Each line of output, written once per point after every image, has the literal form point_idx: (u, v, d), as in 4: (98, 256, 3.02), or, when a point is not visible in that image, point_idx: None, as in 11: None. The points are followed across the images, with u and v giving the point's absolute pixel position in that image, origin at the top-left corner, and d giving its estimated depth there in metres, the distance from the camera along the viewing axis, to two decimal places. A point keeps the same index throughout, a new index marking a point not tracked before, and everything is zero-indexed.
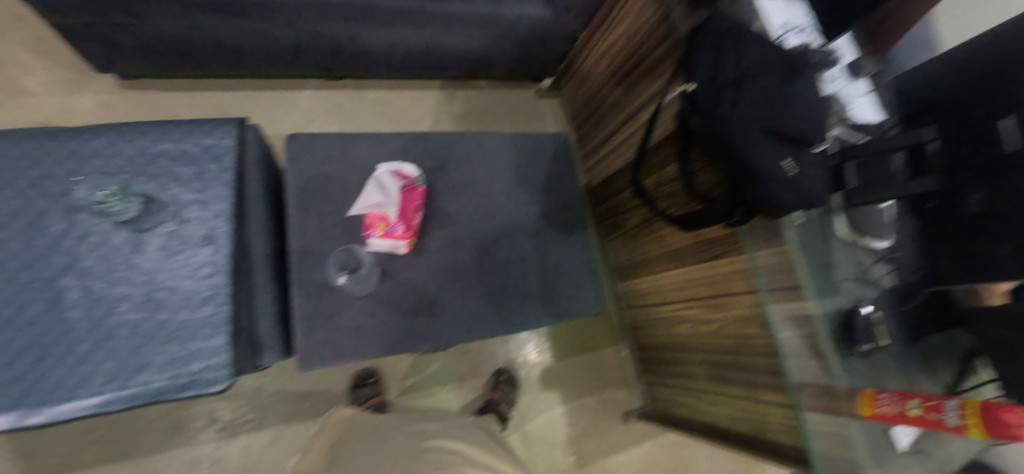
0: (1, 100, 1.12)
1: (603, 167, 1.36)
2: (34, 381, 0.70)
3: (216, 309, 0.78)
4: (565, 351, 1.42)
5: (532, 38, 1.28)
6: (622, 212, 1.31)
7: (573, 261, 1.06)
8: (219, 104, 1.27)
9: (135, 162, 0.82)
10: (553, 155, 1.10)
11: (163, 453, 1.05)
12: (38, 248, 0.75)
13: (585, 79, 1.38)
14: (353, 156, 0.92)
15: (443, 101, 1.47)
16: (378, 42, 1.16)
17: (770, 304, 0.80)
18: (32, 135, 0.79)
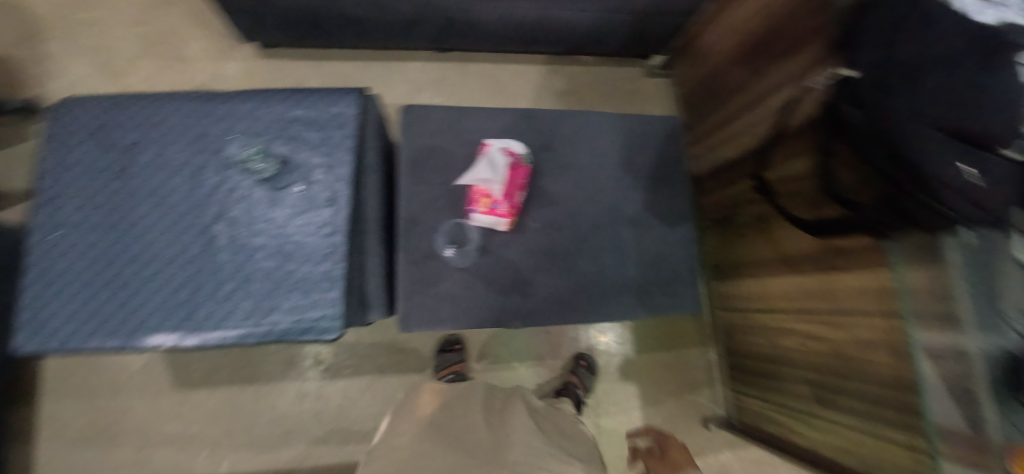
0: (170, 65, 1.30)
1: (714, 155, 1.25)
2: (192, 309, 0.83)
3: (333, 266, 0.86)
4: (648, 345, 1.38)
5: (648, 12, 1.19)
6: (730, 207, 1.20)
7: (673, 255, 1.00)
8: (339, 73, 1.36)
9: (274, 125, 0.90)
10: (662, 140, 1.04)
11: (278, 384, 1.20)
12: (199, 197, 0.87)
13: (704, 58, 1.27)
14: (462, 130, 0.94)
15: (546, 76, 1.44)
16: (489, 15, 1.16)
17: (918, 332, 0.72)
18: (197, 98, 0.91)
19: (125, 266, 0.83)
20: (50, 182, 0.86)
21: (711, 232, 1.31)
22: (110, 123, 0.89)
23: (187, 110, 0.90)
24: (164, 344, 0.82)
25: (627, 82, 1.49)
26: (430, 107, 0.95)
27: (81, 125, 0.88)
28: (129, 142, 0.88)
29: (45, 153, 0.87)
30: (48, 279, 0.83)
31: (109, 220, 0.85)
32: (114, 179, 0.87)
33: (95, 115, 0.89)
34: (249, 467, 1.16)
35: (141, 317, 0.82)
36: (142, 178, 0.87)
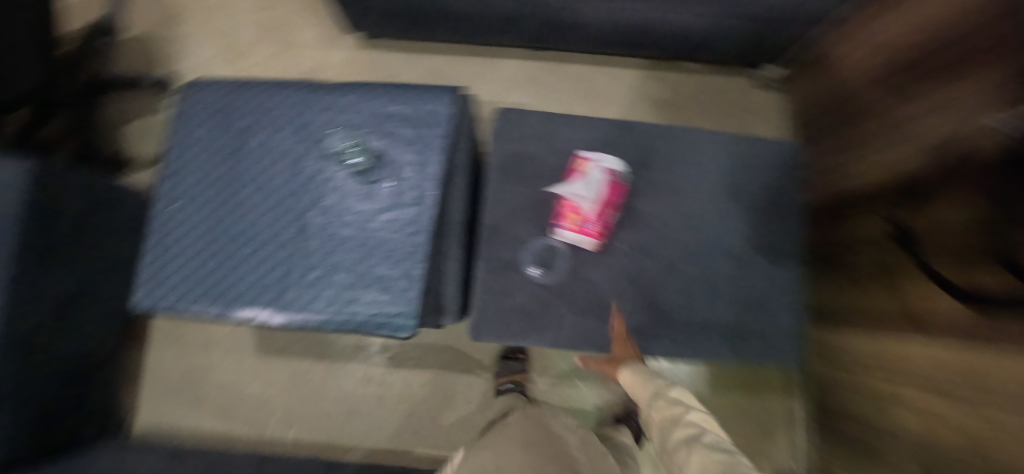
0: (282, 50, 1.37)
1: (836, 186, 1.10)
2: (282, 291, 0.87)
3: (413, 265, 0.86)
4: (724, 383, 1.27)
5: (774, 19, 1.06)
6: (846, 247, 1.05)
7: (774, 297, 0.89)
8: (434, 67, 1.36)
9: (371, 118, 0.92)
10: (776, 166, 0.93)
11: (346, 364, 1.25)
12: (299, 183, 0.90)
13: (832, 74, 1.12)
14: (556, 138, 0.91)
15: (644, 83, 1.35)
16: (594, 15, 1.10)
17: None
18: (305, 88, 0.94)
19: (228, 242, 0.89)
20: (174, 156, 0.94)
21: (817, 270, 1.17)
22: (228, 107, 0.95)
23: (295, 99, 0.94)
24: (255, 320, 0.87)
25: (732, 93, 1.36)
26: (525, 111, 0.92)
27: (204, 106, 0.95)
28: (242, 125, 0.94)
29: (173, 130, 0.95)
30: (164, 246, 0.90)
31: (219, 197, 0.91)
32: (227, 159, 0.93)
33: (216, 98, 0.95)
34: (312, 440, 1.22)
35: (238, 292, 0.87)
36: (250, 162, 0.92)
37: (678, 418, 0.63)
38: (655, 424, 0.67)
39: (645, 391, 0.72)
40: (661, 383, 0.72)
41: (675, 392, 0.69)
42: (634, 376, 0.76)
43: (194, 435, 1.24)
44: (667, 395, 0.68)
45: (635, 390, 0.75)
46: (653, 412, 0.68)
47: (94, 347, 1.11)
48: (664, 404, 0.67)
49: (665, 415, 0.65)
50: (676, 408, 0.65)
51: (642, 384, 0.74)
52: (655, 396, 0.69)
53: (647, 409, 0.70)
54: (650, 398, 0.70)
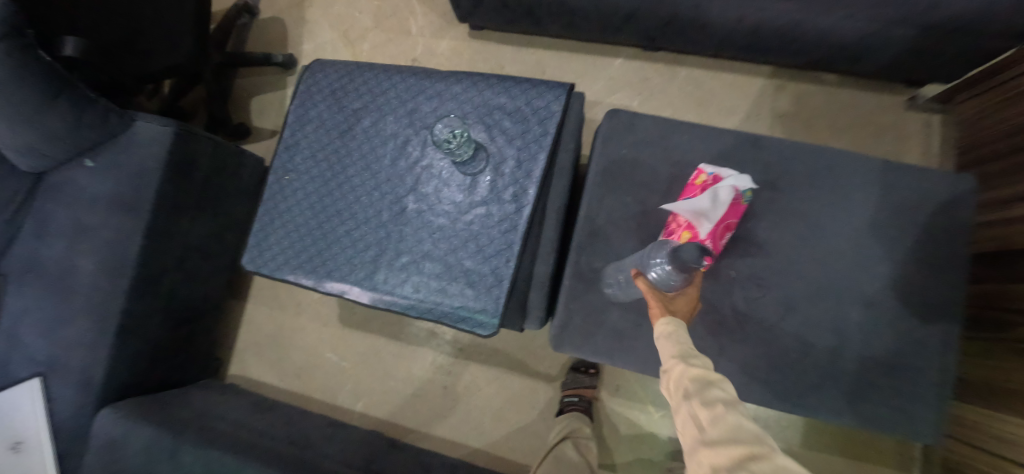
0: (396, 37, 1.42)
1: (1012, 233, 0.90)
2: (372, 271, 0.89)
3: (503, 264, 0.83)
4: (822, 441, 1.11)
5: (951, 28, 0.90)
6: (1016, 309, 0.85)
7: (919, 358, 0.74)
8: (539, 62, 1.33)
9: (478, 109, 0.90)
10: (938, 202, 0.78)
11: (418, 347, 1.26)
12: (400, 168, 0.91)
13: (1021, 96, 0.92)
14: (669, 147, 0.84)
15: (767, 92, 1.22)
16: (724, 15, 1.01)
17: None
18: (417, 74, 0.95)
19: (330, 217, 0.93)
20: (291, 130, 0.99)
21: (972, 333, 0.97)
22: (344, 87, 0.98)
23: (407, 85, 0.95)
24: (346, 295, 0.90)
25: (876, 111, 1.18)
26: (637, 115, 0.87)
27: (323, 85, 1.00)
28: (355, 106, 0.96)
29: (293, 105, 1.01)
30: (274, 213, 0.96)
31: (326, 173, 0.95)
32: (337, 137, 0.96)
33: (335, 78, 0.99)
34: (377, 415, 1.26)
35: (333, 266, 0.90)
36: (358, 141, 0.95)
37: (710, 387, 0.49)
38: (677, 388, 0.52)
39: (673, 344, 0.57)
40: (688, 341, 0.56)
41: (698, 354, 0.54)
42: (661, 325, 0.60)
43: (275, 389, 1.33)
44: (700, 364, 0.52)
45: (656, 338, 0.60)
46: (678, 366, 0.53)
47: (205, 296, 1.22)
48: (699, 366, 0.51)
49: (698, 379, 0.50)
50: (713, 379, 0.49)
51: (669, 326, 0.59)
52: (683, 353, 0.54)
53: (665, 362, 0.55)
54: (675, 353, 0.55)
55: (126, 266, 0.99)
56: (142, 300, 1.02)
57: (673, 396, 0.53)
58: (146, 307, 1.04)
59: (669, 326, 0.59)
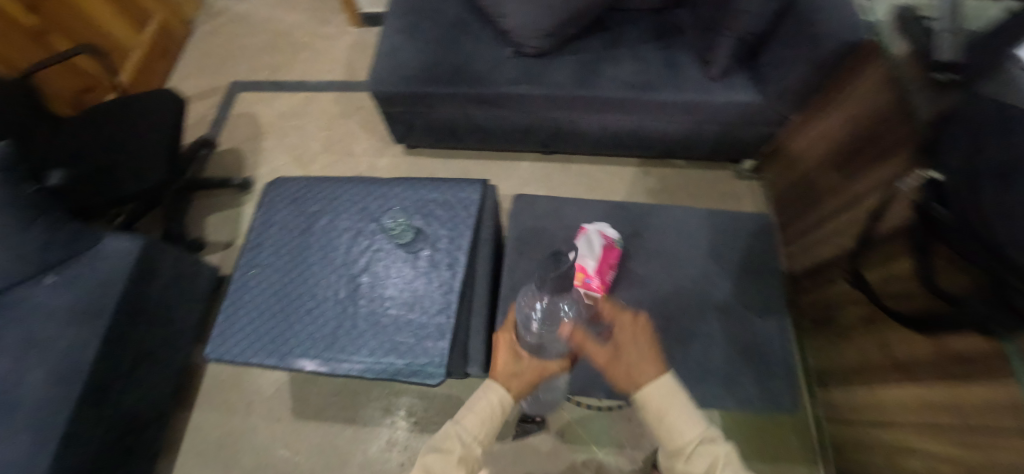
0: (343, 158, 1.70)
1: (811, 253, 1.25)
2: (332, 341, 1.02)
3: (446, 319, 1.01)
4: (744, 451, 1.24)
5: (737, 122, 1.35)
6: (833, 308, 1.16)
7: (766, 344, 0.99)
8: (463, 168, 1.65)
9: (415, 202, 1.15)
10: (751, 233, 1.11)
11: (374, 428, 1.31)
12: (354, 253, 1.10)
13: (794, 163, 1.35)
14: (563, 216, 1.13)
15: (639, 176, 1.61)
16: (592, 125, 1.43)
17: None
18: (365, 181, 1.20)
19: (292, 301, 1.07)
20: (256, 233, 1.16)
21: (813, 335, 1.26)
22: (303, 195, 1.20)
23: (356, 189, 1.19)
24: (306, 368, 1.00)
25: (716, 182, 1.59)
26: (536, 196, 1.17)
27: (284, 195, 1.21)
28: (313, 209, 1.17)
29: (258, 213, 1.19)
30: (238, 305, 1.08)
31: (288, 265, 1.11)
32: (298, 235, 1.14)
33: (296, 189, 1.21)
34: None
35: (294, 343, 1.02)
36: (318, 236, 1.14)
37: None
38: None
39: (685, 434, 0.66)
40: (705, 432, 0.66)
41: (718, 448, 0.65)
42: (668, 414, 0.67)
43: None
44: (722, 462, 0.63)
45: (660, 427, 0.68)
46: (698, 465, 0.64)
47: (151, 404, 1.22)
48: (720, 467, 0.63)
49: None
50: (735, 473, 0.62)
51: (677, 415, 0.67)
52: (705, 447, 0.65)
53: (684, 453, 0.65)
54: (693, 447, 0.65)
55: (80, 372, 1.01)
56: (92, 407, 1.02)
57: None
58: (97, 415, 1.04)
59: (682, 418, 0.67)
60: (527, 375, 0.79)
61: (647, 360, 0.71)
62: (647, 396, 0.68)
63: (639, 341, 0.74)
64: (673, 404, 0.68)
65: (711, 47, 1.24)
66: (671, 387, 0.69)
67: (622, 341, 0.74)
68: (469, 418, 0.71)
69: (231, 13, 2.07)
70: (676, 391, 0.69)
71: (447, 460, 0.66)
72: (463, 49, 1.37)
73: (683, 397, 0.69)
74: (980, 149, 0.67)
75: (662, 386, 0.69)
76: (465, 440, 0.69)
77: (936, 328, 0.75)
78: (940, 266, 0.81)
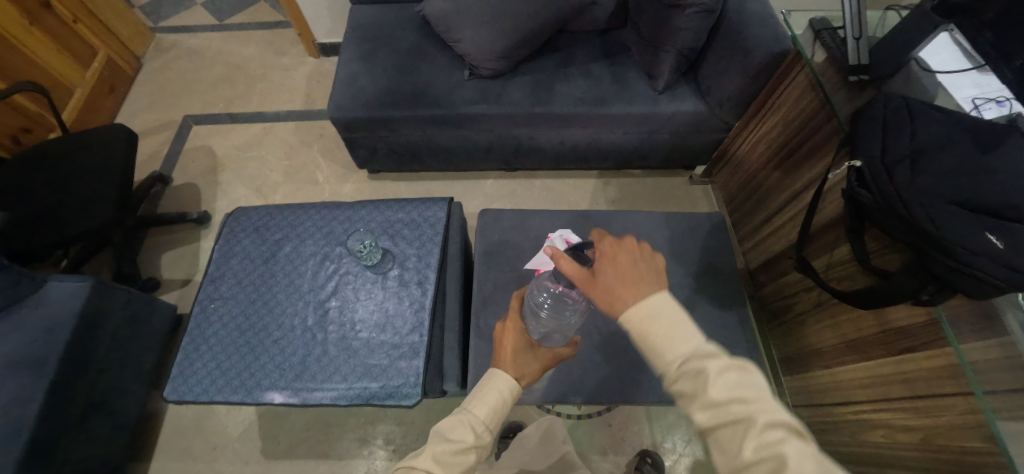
0: (306, 186, 1.68)
1: (763, 248, 1.33)
2: (301, 370, 0.99)
3: (419, 337, 1.00)
4: None
5: (685, 130, 1.43)
6: (787, 297, 1.23)
7: (728, 336, 1.03)
8: (428, 190, 1.66)
9: (381, 224, 1.15)
10: (707, 232, 1.17)
11: (350, 461, 1.26)
12: (320, 279, 1.09)
13: (740, 165, 1.44)
14: (528, 227, 1.16)
15: (600, 187, 1.67)
16: (551, 140, 1.48)
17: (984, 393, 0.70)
18: (328, 206, 1.20)
19: (257, 332, 1.03)
20: (215, 266, 1.13)
21: (772, 326, 1.32)
22: (265, 223, 1.17)
23: (320, 215, 1.18)
24: (276, 401, 0.96)
25: (673, 189, 1.67)
26: (501, 211, 1.19)
27: (245, 225, 1.18)
28: (275, 238, 1.15)
29: (217, 245, 1.16)
30: (198, 342, 1.03)
31: (252, 296, 1.08)
32: (261, 264, 1.12)
33: (256, 219, 1.18)
34: None
35: (261, 376, 0.98)
36: (281, 264, 1.11)
37: (724, 404, 0.48)
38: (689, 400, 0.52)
39: (674, 345, 0.53)
40: (697, 347, 0.53)
41: (710, 363, 0.51)
42: (649, 332, 0.55)
43: None
44: (715, 374, 0.50)
45: (646, 349, 0.56)
46: (686, 386, 0.52)
47: (102, 458, 1.13)
48: (712, 381, 0.50)
49: (713, 398, 0.49)
50: (732, 384, 0.49)
51: (660, 332, 0.54)
52: (693, 365, 0.52)
53: (670, 374, 0.53)
54: (682, 364, 0.52)
55: (21, 429, 0.93)
56: (33, 468, 0.94)
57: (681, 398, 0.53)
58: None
59: (667, 335, 0.54)
60: (535, 361, 0.80)
61: (636, 282, 0.58)
62: (629, 321, 0.56)
63: (624, 263, 0.61)
64: (656, 322, 0.55)
65: (655, 62, 1.32)
66: (653, 305, 0.56)
67: (604, 264, 0.62)
68: (479, 406, 0.70)
69: (182, 47, 2.04)
70: (661, 306, 0.56)
71: (458, 447, 0.64)
72: (421, 73, 1.40)
73: (670, 309, 0.55)
74: (893, 144, 0.76)
75: (645, 306, 0.56)
76: (475, 428, 0.67)
77: (869, 301, 0.80)
78: (872, 248, 0.89)
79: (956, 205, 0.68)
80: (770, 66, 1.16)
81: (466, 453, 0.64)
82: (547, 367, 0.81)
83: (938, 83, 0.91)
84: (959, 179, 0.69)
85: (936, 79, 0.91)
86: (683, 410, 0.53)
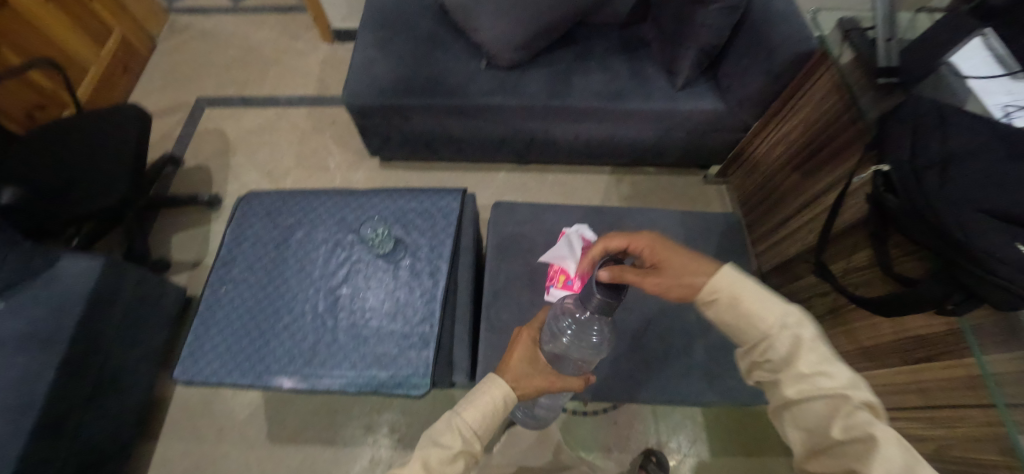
0: (317, 173, 1.67)
1: (777, 251, 1.31)
2: (310, 356, 0.98)
3: (429, 327, 1.00)
4: (726, 447, 1.26)
5: (702, 129, 1.42)
6: (800, 301, 1.21)
7: None
8: (439, 181, 1.66)
9: (394, 213, 1.14)
10: (722, 233, 1.16)
11: (355, 448, 1.27)
12: (331, 266, 1.08)
13: (756, 166, 1.42)
14: (542, 221, 1.16)
15: (612, 183, 1.65)
16: (566, 135, 1.47)
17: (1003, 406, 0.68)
18: (341, 193, 1.19)
19: (267, 317, 1.03)
20: (227, 249, 1.12)
21: None
22: (278, 208, 1.17)
23: (333, 201, 1.17)
24: (285, 386, 0.96)
25: (686, 188, 1.65)
26: (515, 203, 1.18)
27: (257, 209, 1.17)
28: (288, 222, 1.15)
29: (229, 228, 1.16)
30: (209, 323, 1.03)
31: (263, 280, 1.08)
32: (273, 249, 1.11)
33: (268, 203, 1.18)
34: None
35: (270, 361, 0.98)
36: (293, 250, 1.11)
37: (814, 379, 0.53)
38: (777, 360, 0.56)
39: (765, 313, 0.58)
40: (790, 316, 0.57)
41: (804, 333, 0.55)
42: (739, 300, 0.60)
43: None
44: (807, 347, 0.54)
45: (735, 320, 0.60)
46: (777, 354, 0.56)
47: (111, 435, 1.14)
48: (804, 354, 0.54)
49: (803, 370, 0.53)
50: (822, 359, 0.54)
51: (750, 303, 0.59)
52: (787, 334, 0.56)
53: (761, 343, 0.57)
54: (776, 334, 0.56)
55: (32, 404, 0.93)
56: (43, 443, 0.94)
57: (764, 358, 0.57)
58: (49, 451, 0.96)
59: (759, 303, 0.58)
60: (535, 377, 0.70)
61: (699, 260, 0.65)
62: (714, 290, 0.61)
63: (679, 250, 0.68)
64: (743, 289, 0.60)
65: (675, 58, 1.30)
66: (736, 274, 0.61)
67: (660, 257, 0.68)
68: (469, 410, 0.63)
69: (196, 29, 2.03)
70: (745, 277, 0.61)
71: (445, 455, 0.59)
72: (438, 62, 1.39)
73: (756, 281, 0.60)
74: (922, 149, 0.75)
75: (726, 276, 0.61)
76: (465, 435, 0.61)
77: (889, 309, 0.79)
78: (894, 255, 0.87)
79: (983, 213, 0.66)
80: (795, 66, 1.14)
81: (453, 461, 0.59)
82: (550, 386, 0.71)
83: (967, 88, 0.87)
84: (989, 186, 0.67)
85: (967, 85, 0.88)
86: (767, 380, 0.58)
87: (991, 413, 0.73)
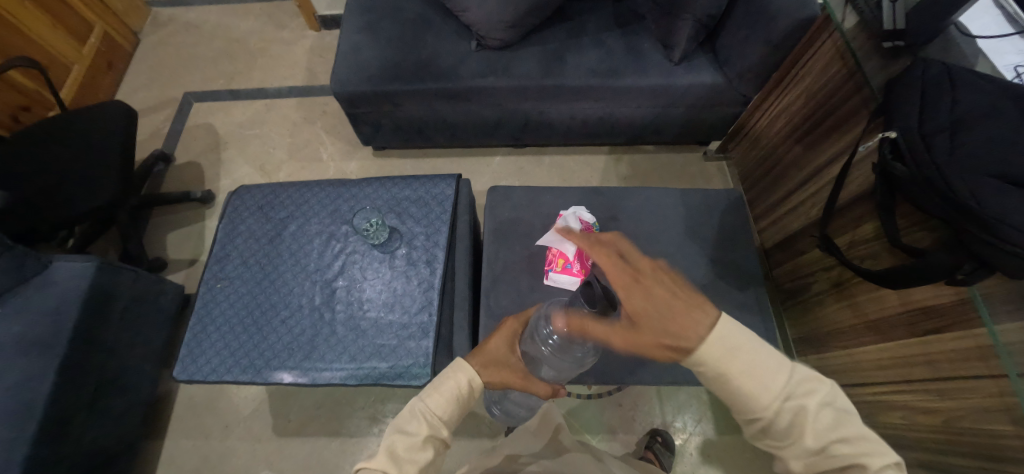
0: (311, 164, 1.65)
1: (780, 226, 1.29)
2: (309, 350, 0.97)
3: (427, 316, 0.99)
4: (731, 424, 1.26)
5: (701, 104, 1.38)
6: (804, 277, 1.19)
7: (745, 318, 1.02)
8: (434, 167, 1.63)
9: (388, 202, 1.12)
10: (724, 210, 1.14)
11: (360, 439, 1.27)
12: (326, 258, 1.06)
13: (757, 140, 1.38)
14: (539, 205, 1.13)
15: (610, 163, 1.62)
16: (561, 115, 1.43)
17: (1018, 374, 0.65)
18: (332, 184, 1.17)
19: (264, 311, 1.02)
20: (220, 245, 1.11)
21: (787, 306, 1.29)
22: (269, 201, 1.15)
23: (325, 192, 1.15)
24: (285, 380, 0.95)
25: (686, 165, 1.62)
26: (511, 188, 1.16)
27: (249, 203, 1.15)
28: (280, 216, 1.13)
29: (221, 224, 1.14)
30: (205, 320, 1.02)
31: (258, 275, 1.06)
32: (266, 243, 1.10)
33: (260, 197, 1.16)
34: None
35: (270, 355, 0.98)
36: (287, 243, 1.09)
37: (827, 450, 0.49)
38: (787, 432, 0.51)
39: (761, 383, 0.52)
40: (790, 379, 0.52)
41: (807, 398, 0.51)
42: (733, 373, 0.53)
43: None
44: (813, 416, 0.50)
45: (731, 395, 0.53)
46: (781, 428, 0.51)
47: (117, 436, 1.15)
48: (812, 424, 0.49)
49: (815, 445, 0.49)
50: (829, 424, 0.50)
51: (744, 374, 0.52)
52: (791, 406, 0.51)
53: (764, 419, 0.51)
54: (781, 406, 0.51)
55: (34, 408, 0.93)
56: (48, 446, 0.95)
57: (767, 429, 0.52)
58: (55, 454, 0.97)
59: (753, 375, 0.52)
60: (503, 369, 0.71)
61: (685, 313, 0.56)
62: (700, 363, 0.54)
63: (658, 303, 0.57)
64: (736, 362, 0.53)
65: (671, 31, 1.25)
66: (725, 339, 0.54)
67: (637, 307, 0.58)
68: (433, 397, 0.62)
69: (180, 21, 1.98)
70: (732, 345, 0.54)
71: (412, 442, 0.57)
72: (427, 45, 1.35)
73: (745, 343, 0.54)
74: (932, 113, 0.71)
75: (718, 342, 0.54)
76: (431, 420, 0.60)
77: (900, 281, 0.77)
78: (903, 225, 0.85)
79: (997, 179, 0.63)
80: (795, 34, 1.10)
81: (422, 448, 0.58)
82: (517, 384, 0.71)
83: (976, 48, 0.83)
84: (1006, 149, 0.63)
85: (976, 44, 0.84)
86: (770, 449, 0.54)
87: (1002, 382, 0.72)
